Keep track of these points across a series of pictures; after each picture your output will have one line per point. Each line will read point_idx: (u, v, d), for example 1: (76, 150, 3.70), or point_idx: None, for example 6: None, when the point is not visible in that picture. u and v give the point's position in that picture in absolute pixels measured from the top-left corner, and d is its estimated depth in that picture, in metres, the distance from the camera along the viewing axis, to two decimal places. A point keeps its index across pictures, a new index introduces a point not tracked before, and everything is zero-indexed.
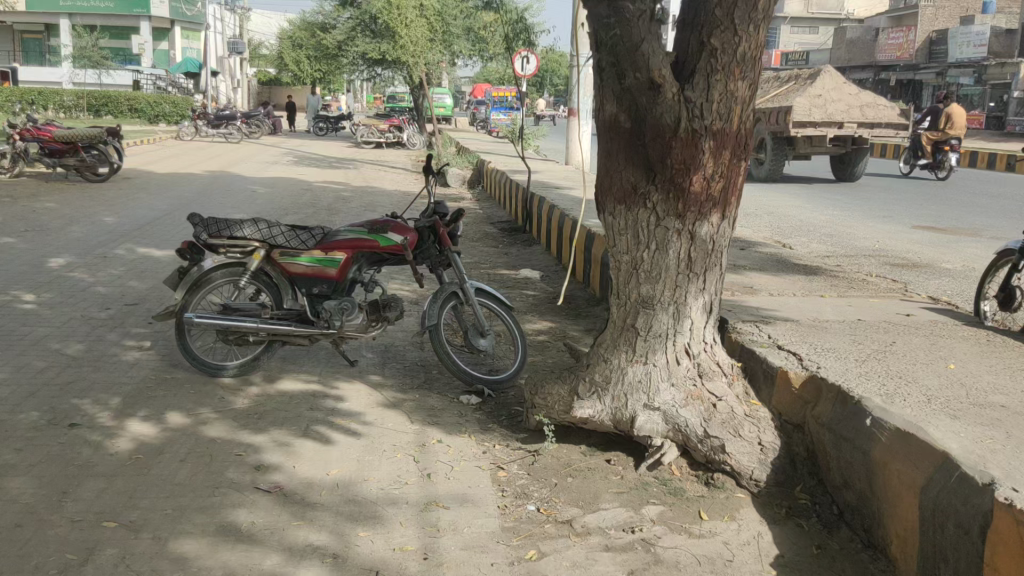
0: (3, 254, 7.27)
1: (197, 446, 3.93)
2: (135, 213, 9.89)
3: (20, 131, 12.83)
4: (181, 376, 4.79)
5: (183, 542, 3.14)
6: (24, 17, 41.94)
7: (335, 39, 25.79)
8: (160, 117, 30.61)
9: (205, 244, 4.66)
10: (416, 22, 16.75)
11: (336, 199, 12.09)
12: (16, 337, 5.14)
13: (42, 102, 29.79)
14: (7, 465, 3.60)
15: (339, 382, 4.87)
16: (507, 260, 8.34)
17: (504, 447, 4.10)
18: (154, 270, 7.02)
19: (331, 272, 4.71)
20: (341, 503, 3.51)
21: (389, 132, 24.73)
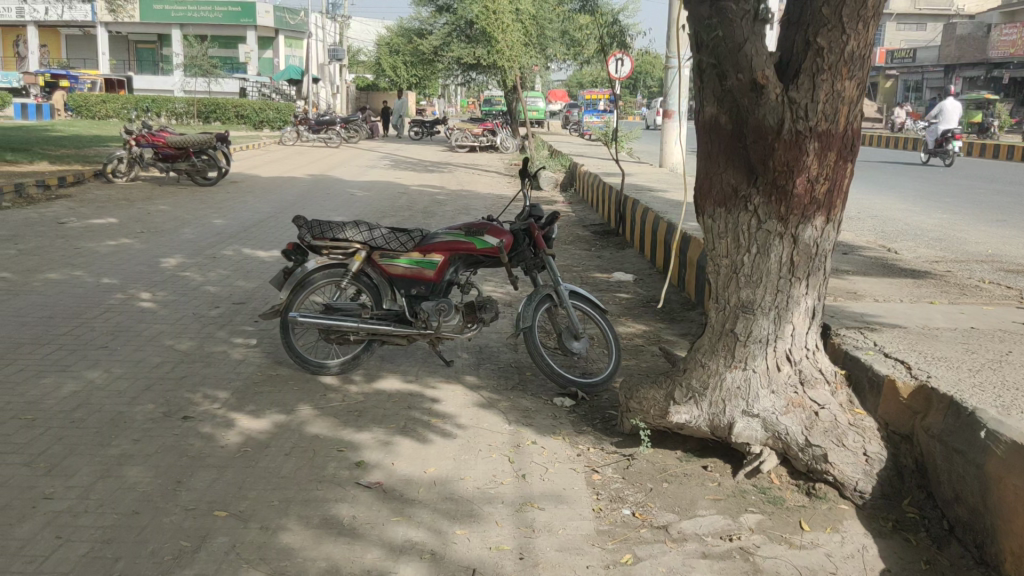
0: (123, 254, 7.69)
1: (301, 442, 4.07)
2: (242, 215, 10.27)
3: (137, 137, 13.48)
4: (285, 373, 4.96)
5: (288, 533, 3.25)
6: (139, 28, 44.06)
7: (431, 44, 26.25)
8: (265, 123, 31.73)
9: (309, 245, 4.82)
10: (512, 26, 16.87)
11: (432, 202, 12.29)
12: (133, 334, 5.42)
13: (156, 110, 31.31)
14: (126, 454, 3.79)
15: (436, 382, 4.95)
16: (600, 262, 8.34)
17: (598, 450, 4.10)
18: (260, 270, 7.30)
19: (428, 273, 4.80)
20: (438, 501, 3.57)
21: (483, 136, 24.96)
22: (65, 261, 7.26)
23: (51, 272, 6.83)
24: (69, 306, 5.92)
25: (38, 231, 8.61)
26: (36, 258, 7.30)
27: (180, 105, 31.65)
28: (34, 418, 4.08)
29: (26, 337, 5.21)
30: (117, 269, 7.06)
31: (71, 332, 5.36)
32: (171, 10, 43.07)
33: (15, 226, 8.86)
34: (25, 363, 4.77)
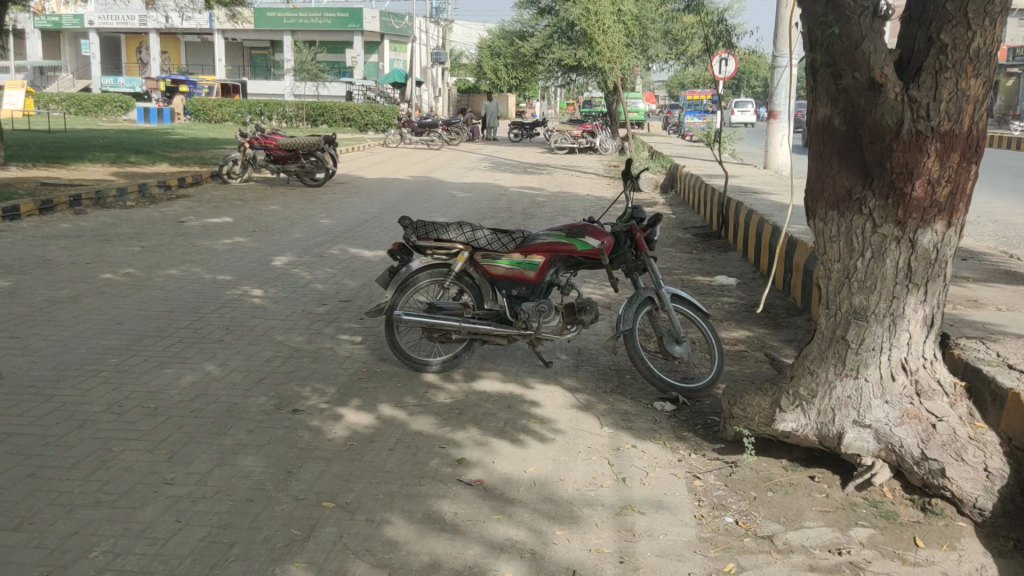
0: (237, 252, 8.02)
1: (404, 438, 4.15)
2: (347, 216, 10.54)
3: (250, 140, 14.01)
4: (389, 370, 5.07)
5: (392, 527, 3.32)
6: (253, 34, 45.71)
7: (532, 46, 26.36)
8: (370, 125, 32.46)
9: (414, 245, 4.91)
10: (613, 28, 16.78)
11: (531, 204, 12.35)
12: (247, 329, 5.65)
13: (268, 114, 32.47)
14: (240, 444, 3.96)
15: (535, 383, 4.97)
16: (702, 265, 8.21)
17: (700, 456, 4.04)
18: (365, 269, 7.48)
19: (530, 274, 4.83)
20: (538, 501, 3.59)
21: (582, 138, 24.79)
22: (184, 258, 7.62)
23: (171, 268, 7.19)
24: (188, 301, 6.21)
25: (159, 229, 9.06)
26: (158, 255, 7.68)
27: (290, 109, 32.79)
28: (156, 407, 4.29)
29: (149, 330, 5.49)
30: (231, 266, 7.37)
31: (189, 326, 5.63)
32: (283, 17, 44.61)
33: (139, 224, 9.36)
34: (148, 354, 5.03)
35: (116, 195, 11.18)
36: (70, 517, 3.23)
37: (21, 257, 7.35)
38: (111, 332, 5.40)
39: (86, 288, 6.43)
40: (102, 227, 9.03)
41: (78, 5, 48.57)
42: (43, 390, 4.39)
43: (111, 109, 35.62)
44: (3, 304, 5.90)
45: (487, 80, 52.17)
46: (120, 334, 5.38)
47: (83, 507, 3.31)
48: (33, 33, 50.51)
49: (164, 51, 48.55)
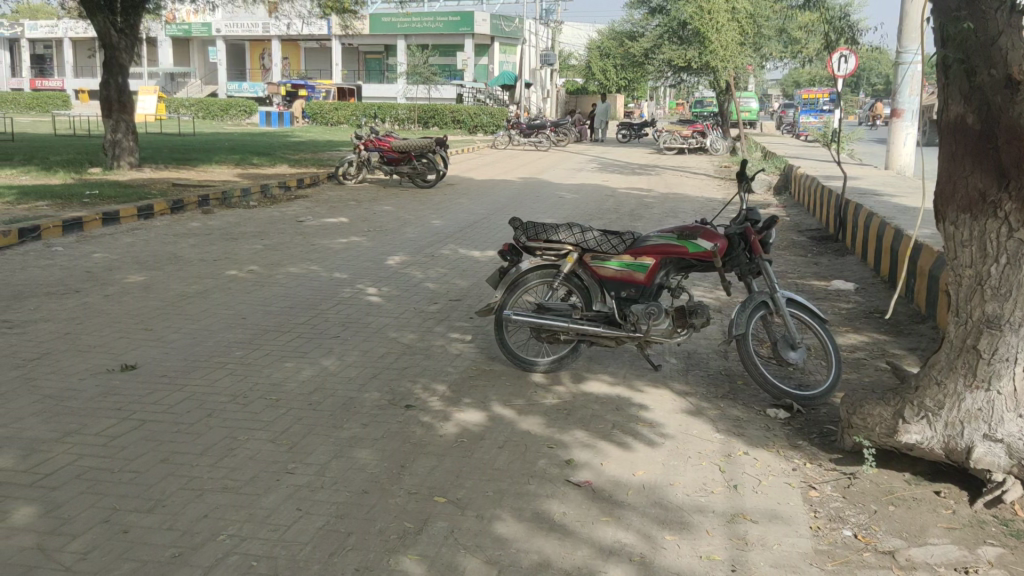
0: (353, 251, 8.25)
1: (514, 436, 4.20)
2: (457, 217, 10.71)
3: (366, 142, 14.42)
4: (497, 369, 5.13)
5: (503, 524, 3.36)
6: (368, 38, 46.95)
7: (642, 46, 26.10)
8: (479, 127, 32.82)
9: (524, 246, 4.93)
10: (727, 26, 16.50)
11: (639, 205, 12.25)
12: (362, 325, 5.82)
13: (381, 116, 33.36)
14: (355, 437, 4.08)
15: (644, 386, 4.93)
16: (818, 269, 7.96)
17: (816, 466, 3.92)
18: (476, 269, 7.59)
19: (640, 276, 4.79)
20: (648, 506, 3.56)
21: (692, 138, 24.32)
22: (303, 257, 7.90)
23: (291, 266, 7.46)
24: (307, 298, 6.45)
25: (280, 228, 9.44)
26: (279, 254, 8.00)
27: (402, 111, 33.54)
28: (277, 399, 4.48)
29: (271, 325, 5.73)
30: (346, 264, 7.61)
31: (308, 322, 5.83)
32: (398, 22, 45.60)
33: (261, 223, 9.78)
34: (271, 348, 5.25)
35: (241, 195, 11.71)
36: (200, 501, 3.41)
37: (155, 254, 7.78)
38: (236, 326, 5.66)
39: (213, 284, 6.76)
40: (228, 226, 9.48)
41: (206, 13, 50.96)
42: (174, 380, 4.64)
43: (236, 113, 37.27)
44: (139, 298, 6.26)
45: (596, 81, 52.02)
46: (244, 328, 5.62)
47: (211, 493, 3.48)
48: (165, 41, 53.34)
49: (285, 56, 50.50)
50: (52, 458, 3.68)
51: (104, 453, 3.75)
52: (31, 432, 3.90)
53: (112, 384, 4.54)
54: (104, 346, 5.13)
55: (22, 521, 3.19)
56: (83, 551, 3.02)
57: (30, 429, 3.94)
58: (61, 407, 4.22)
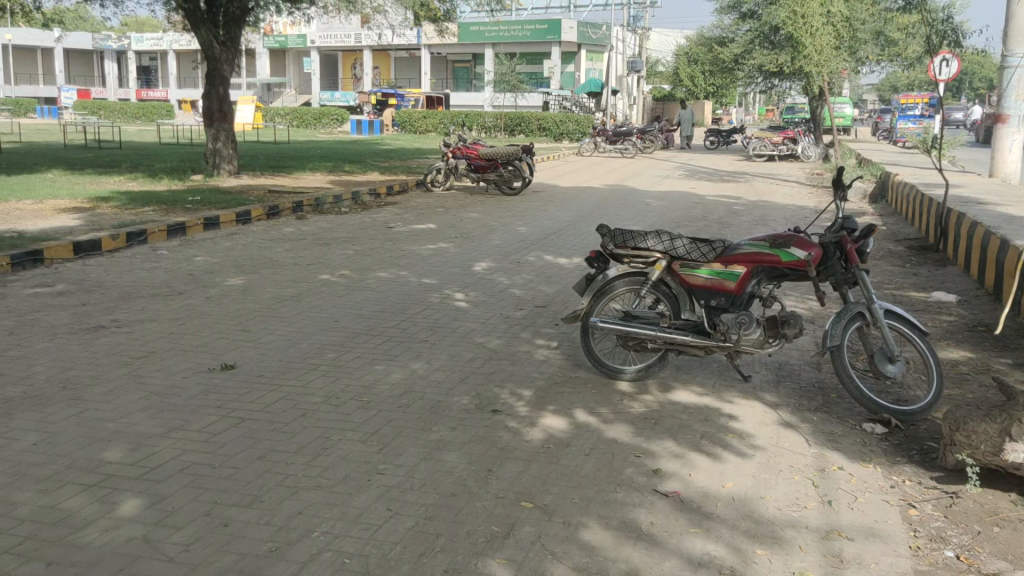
0: (440, 257, 8.38)
1: (600, 444, 4.18)
2: (542, 224, 10.75)
3: (453, 150, 14.60)
4: (584, 376, 5.13)
5: (590, 532, 3.35)
6: (456, 47, 47.57)
7: (732, 52, 25.67)
8: (565, 134, 32.79)
9: (611, 253, 4.90)
10: (822, 30, 16.07)
11: (728, 213, 12.06)
12: (450, 330, 5.89)
13: (469, 124, 33.76)
14: (444, 440, 4.14)
15: (734, 397, 4.84)
16: (917, 280, 7.69)
17: (915, 484, 3.79)
18: (562, 276, 7.60)
19: (730, 285, 4.71)
20: (738, 518, 3.50)
21: (782, 145, 23.85)
22: (393, 262, 8.05)
23: (381, 271, 7.63)
24: (396, 302, 6.57)
25: (371, 234, 9.64)
26: (370, 259, 8.18)
27: (489, 119, 33.88)
28: (369, 400, 4.58)
29: (362, 328, 5.87)
30: (434, 270, 7.73)
31: (397, 326, 5.95)
32: (486, 31, 46.04)
33: (352, 229, 10.02)
34: (361, 351, 5.37)
35: (333, 202, 12.02)
36: (295, 498, 3.51)
37: (253, 258, 8.06)
38: (328, 329, 5.81)
39: (307, 288, 6.96)
40: (321, 232, 9.73)
41: (301, 25, 52.46)
42: (270, 380, 4.80)
43: (328, 122, 38.26)
44: (237, 300, 6.49)
45: (683, 87, 51.52)
46: (337, 331, 5.77)
47: (306, 490, 3.58)
48: (262, 52, 55.20)
49: (377, 66, 51.62)
50: (158, 452, 3.85)
51: (206, 448, 3.91)
52: (138, 427, 4.09)
53: (213, 382, 4.72)
54: (205, 346, 5.34)
55: (129, 511, 3.34)
56: (185, 543, 3.14)
57: (138, 424, 4.13)
58: (166, 403, 4.41)
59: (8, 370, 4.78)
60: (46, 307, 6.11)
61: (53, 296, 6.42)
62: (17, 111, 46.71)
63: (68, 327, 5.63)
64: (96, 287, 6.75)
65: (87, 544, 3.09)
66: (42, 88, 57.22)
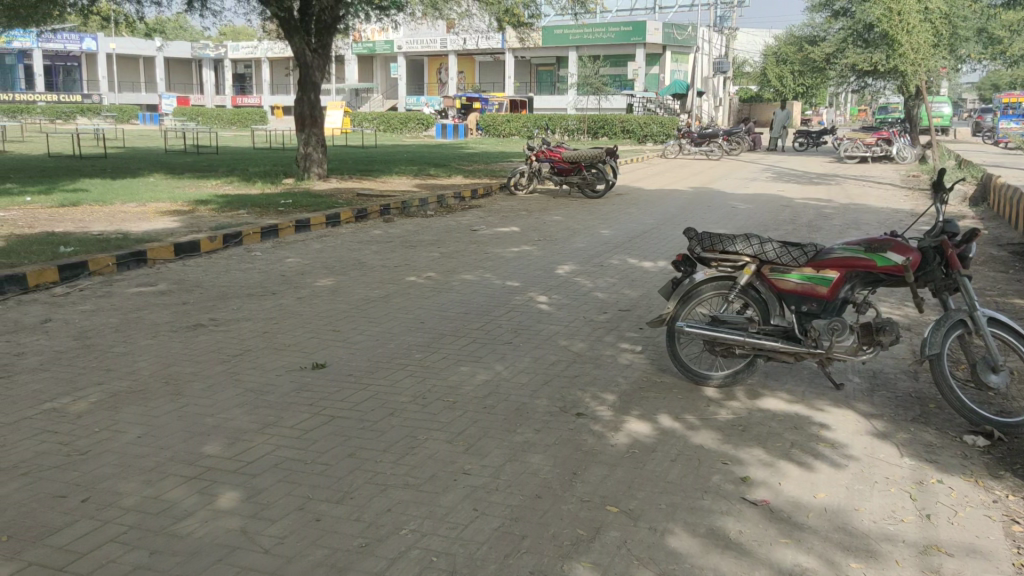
0: (523, 259, 8.41)
1: (686, 450, 4.13)
2: (626, 227, 10.67)
3: (536, 153, 14.64)
4: (669, 381, 5.07)
5: (676, 538, 3.31)
6: (540, 51, 47.70)
7: (823, 52, 25.00)
8: (649, 137, 32.43)
9: (699, 256, 4.82)
10: (919, 28, 15.52)
11: (818, 216, 11.76)
12: (533, 333, 5.91)
13: (552, 127, 33.81)
14: (529, 442, 4.16)
15: (825, 406, 4.72)
16: (1021, 287, 7.34)
17: (1020, 500, 3.62)
18: (646, 279, 7.54)
19: (822, 290, 4.59)
20: (830, 530, 3.41)
21: (876, 146, 23.10)
22: (477, 265, 8.12)
23: (465, 274, 7.70)
24: (480, 304, 6.63)
25: (456, 237, 9.75)
26: (456, 261, 8.27)
27: (572, 122, 33.88)
28: (455, 401, 4.64)
29: (447, 329, 5.94)
30: (518, 273, 7.76)
31: (482, 328, 6.00)
32: (570, 34, 46.05)
33: (438, 232, 10.15)
34: (447, 352, 5.45)
35: (419, 205, 12.22)
36: (383, 495, 3.58)
37: (342, 260, 8.25)
38: (414, 330, 5.90)
39: (394, 289, 7.08)
40: (408, 234, 9.91)
41: (389, 31, 53.45)
42: (359, 379, 4.90)
43: (414, 126, 38.87)
44: (328, 301, 6.66)
45: (772, 88, 50.37)
46: (423, 332, 5.86)
47: (394, 488, 3.65)
48: (351, 59, 56.52)
49: (462, 71, 52.18)
50: (254, 447, 3.98)
51: (299, 445, 4.02)
52: (235, 423, 4.24)
53: (304, 380, 4.85)
54: (297, 345, 5.49)
55: (227, 504, 3.46)
56: (280, 536, 3.23)
57: (234, 419, 4.28)
58: (261, 400, 4.55)
59: (114, 365, 5.01)
60: (149, 306, 6.39)
61: (156, 295, 6.70)
62: (122, 118, 49.02)
63: (170, 325, 5.87)
64: (195, 287, 7.02)
65: (188, 535, 3.21)
66: (144, 96, 59.90)
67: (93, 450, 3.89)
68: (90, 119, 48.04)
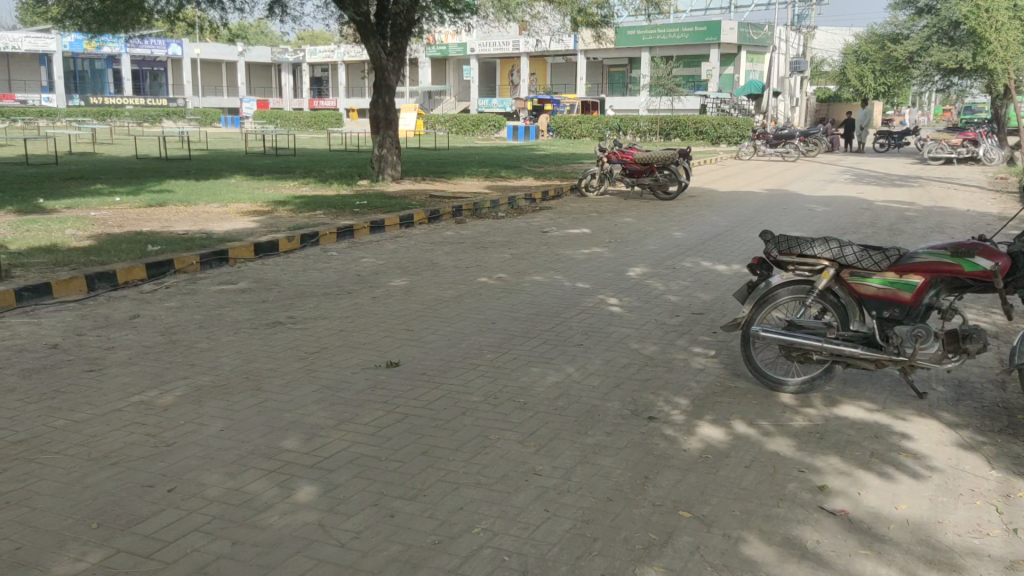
0: (595, 261, 8.39)
1: (762, 456, 4.06)
2: (700, 229, 10.56)
3: (608, 154, 14.55)
4: (743, 386, 4.99)
5: (751, 546, 3.26)
6: (612, 52, 47.52)
7: (906, 50, 24.29)
8: (723, 138, 31.97)
9: (775, 260, 4.72)
10: (1009, 25, 14.94)
11: (899, 219, 11.42)
12: (604, 335, 5.90)
13: (624, 129, 33.65)
14: (600, 445, 4.15)
15: (908, 415, 4.58)
16: None
17: None
18: (719, 282, 7.43)
19: (905, 295, 4.48)
20: (912, 543, 3.31)
21: (961, 147, 22.34)
22: (549, 266, 8.14)
23: (536, 275, 7.72)
24: (552, 306, 6.63)
25: (527, 238, 9.77)
26: (527, 262, 8.31)
27: (645, 123, 33.65)
28: (526, 401, 4.65)
29: (518, 330, 5.96)
30: (589, 275, 7.75)
31: (553, 329, 6.01)
32: (643, 34, 45.72)
33: (509, 233, 10.20)
34: (519, 353, 5.47)
35: (490, 206, 12.29)
36: (456, 494, 3.62)
37: (414, 261, 8.35)
38: (485, 330, 5.94)
39: (465, 290, 7.14)
40: (479, 235, 9.97)
41: (462, 34, 53.88)
42: (432, 378, 4.96)
43: (486, 128, 39.19)
44: (402, 300, 6.76)
45: (851, 88, 49.15)
46: (495, 332, 5.90)
47: (466, 487, 3.68)
48: (425, 62, 57.17)
49: (533, 73, 52.31)
50: (331, 443, 4.07)
51: (374, 442, 4.09)
52: (312, 418, 4.34)
53: (378, 378, 4.93)
54: (372, 343, 5.59)
55: (305, 497, 3.54)
56: (356, 530, 3.30)
57: (312, 415, 4.38)
58: (337, 396, 4.65)
59: (198, 361, 5.18)
60: (231, 303, 6.59)
61: (237, 293, 6.91)
62: (205, 121, 50.63)
63: (251, 322, 6.04)
64: (274, 286, 7.19)
65: (268, 527, 3.30)
66: (225, 99, 61.75)
67: (178, 441, 4.03)
68: (175, 122, 49.80)
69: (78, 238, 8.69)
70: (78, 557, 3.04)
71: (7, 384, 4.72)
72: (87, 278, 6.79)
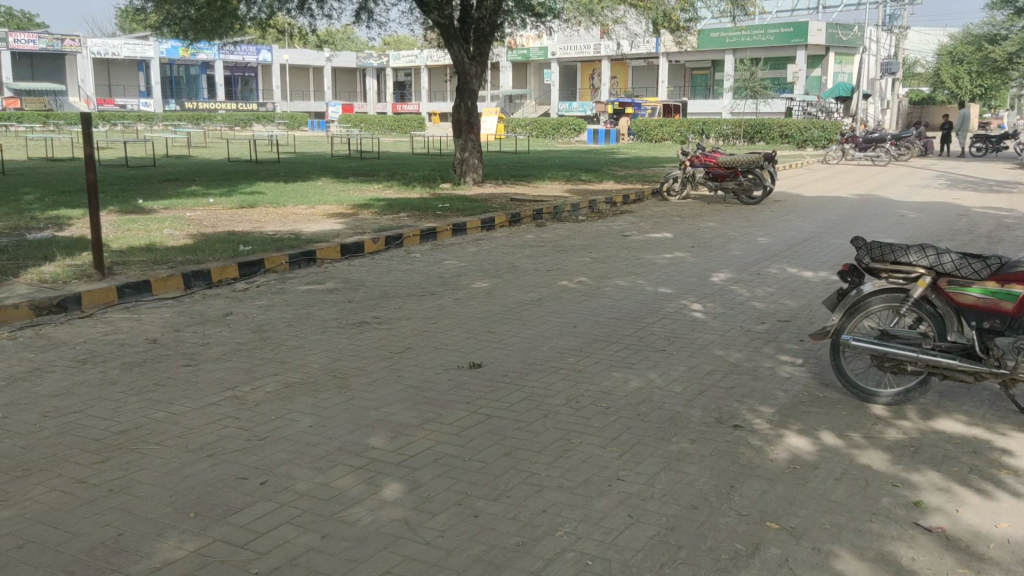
0: (678, 266, 8.29)
1: (852, 469, 3.95)
2: (786, 234, 10.33)
3: (692, 158, 14.40)
4: (832, 396, 4.86)
5: (842, 561, 3.17)
6: (695, 55, 46.92)
7: (1006, 50, 23.31)
8: (809, 141, 31.11)
9: (868, 267, 4.60)
10: None
11: (998, 226, 10.95)
12: (687, 341, 5.82)
13: (707, 132, 33.22)
14: (684, 452, 4.09)
15: (1009, 430, 4.38)
16: None
17: None
18: (807, 289, 7.25)
19: (1007, 306, 4.31)
20: (1013, 562, 3.17)
21: None
22: (631, 270, 8.09)
23: (618, 279, 7.67)
24: (634, 311, 6.58)
25: (608, 242, 9.73)
26: (609, 266, 8.27)
27: (728, 127, 33.16)
28: (608, 406, 4.63)
29: (601, 335, 5.94)
30: (672, 280, 7.66)
31: (635, 334, 5.96)
32: (727, 36, 44.99)
33: (590, 237, 10.18)
34: (601, 357, 5.45)
35: (571, 209, 12.29)
36: (539, 496, 3.62)
37: (496, 263, 8.40)
38: (567, 334, 5.93)
39: (547, 293, 7.15)
40: (560, 239, 9.98)
41: (544, 38, 53.99)
42: (514, 381, 4.98)
43: (565, 132, 39.21)
44: (484, 302, 6.81)
45: (946, 89, 47.47)
46: (576, 336, 5.89)
47: (550, 489, 3.68)
48: (507, 67, 57.49)
49: (614, 76, 52.09)
50: (415, 442, 4.12)
51: (457, 442, 4.13)
52: (397, 417, 4.40)
53: (461, 379, 4.98)
54: (455, 345, 5.65)
55: (391, 494, 3.60)
56: (441, 528, 3.33)
57: (397, 414, 4.45)
58: (421, 396, 4.71)
59: (287, 358, 5.32)
60: (318, 302, 6.75)
61: (324, 293, 7.07)
62: (293, 125, 52.02)
63: (337, 322, 6.17)
64: (359, 286, 7.34)
65: (355, 522, 3.36)
66: (312, 104, 63.30)
67: (270, 436, 4.14)
68: (265, 127, 51.32)
69: (175, 237, 9.03)
70: (177, 545, 3.15)
71: (110, 376, 4.93)
72: (184, 276, 7.05)
